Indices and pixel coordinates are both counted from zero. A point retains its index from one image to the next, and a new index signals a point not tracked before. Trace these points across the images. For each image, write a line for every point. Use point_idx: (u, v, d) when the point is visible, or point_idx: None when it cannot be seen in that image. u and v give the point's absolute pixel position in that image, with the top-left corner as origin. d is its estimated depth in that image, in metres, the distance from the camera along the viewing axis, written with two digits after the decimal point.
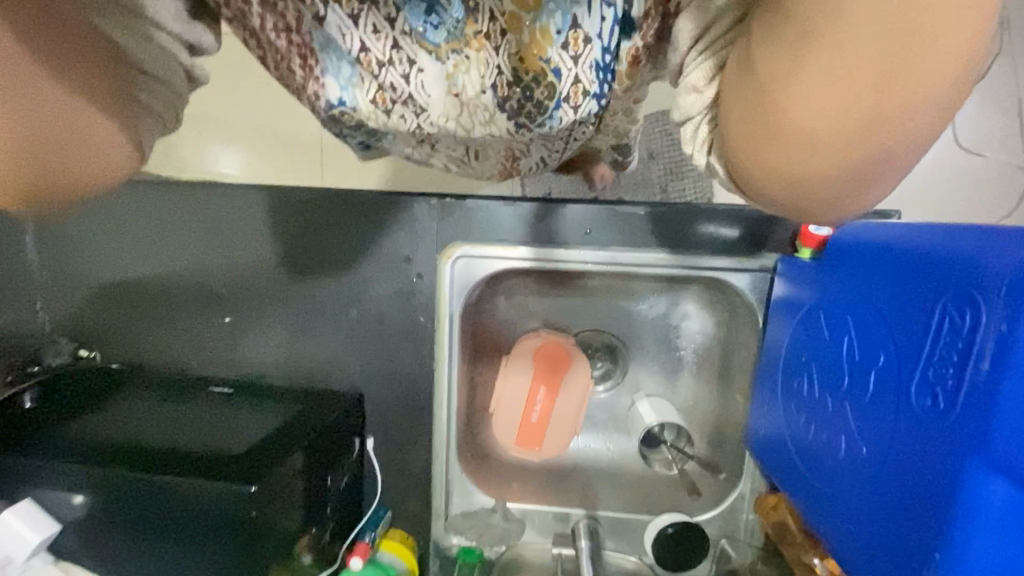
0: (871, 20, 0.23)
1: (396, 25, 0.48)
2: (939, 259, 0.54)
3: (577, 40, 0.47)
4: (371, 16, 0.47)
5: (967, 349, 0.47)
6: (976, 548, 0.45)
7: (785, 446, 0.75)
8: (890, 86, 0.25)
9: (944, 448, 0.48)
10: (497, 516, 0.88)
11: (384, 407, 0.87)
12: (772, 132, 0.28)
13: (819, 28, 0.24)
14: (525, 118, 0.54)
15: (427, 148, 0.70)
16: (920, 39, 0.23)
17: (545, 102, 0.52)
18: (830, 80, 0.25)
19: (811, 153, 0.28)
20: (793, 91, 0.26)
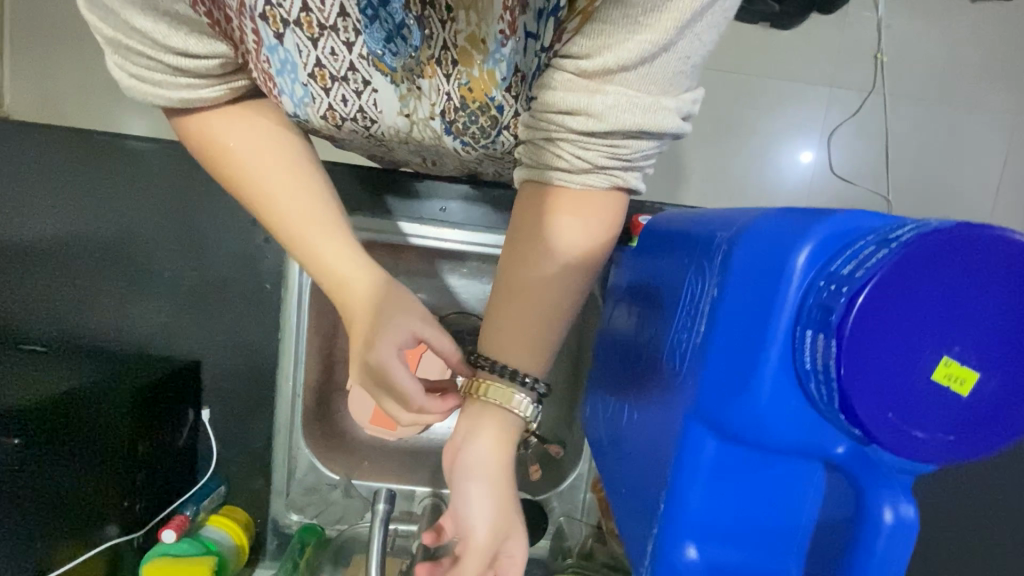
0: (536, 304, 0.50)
1: (355, 49, 0.50)
2: (702, 230, 0.49)
3: (518, 82, 0.52)
4: (330, 41, 0.50)
5: (696, 313, 0.43)
6: (693, 504, 0.41)
7: (600, 427, 0.68)
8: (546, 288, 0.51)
9: (675, 412, 0.44)
10: (339, 493, 0.87)
11: (225, 377, 0.84)
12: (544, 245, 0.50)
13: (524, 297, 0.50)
14: (470, 139, 0.59)
15: (386, 150, 0.71)
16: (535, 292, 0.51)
17: (489, 128, 0.57)
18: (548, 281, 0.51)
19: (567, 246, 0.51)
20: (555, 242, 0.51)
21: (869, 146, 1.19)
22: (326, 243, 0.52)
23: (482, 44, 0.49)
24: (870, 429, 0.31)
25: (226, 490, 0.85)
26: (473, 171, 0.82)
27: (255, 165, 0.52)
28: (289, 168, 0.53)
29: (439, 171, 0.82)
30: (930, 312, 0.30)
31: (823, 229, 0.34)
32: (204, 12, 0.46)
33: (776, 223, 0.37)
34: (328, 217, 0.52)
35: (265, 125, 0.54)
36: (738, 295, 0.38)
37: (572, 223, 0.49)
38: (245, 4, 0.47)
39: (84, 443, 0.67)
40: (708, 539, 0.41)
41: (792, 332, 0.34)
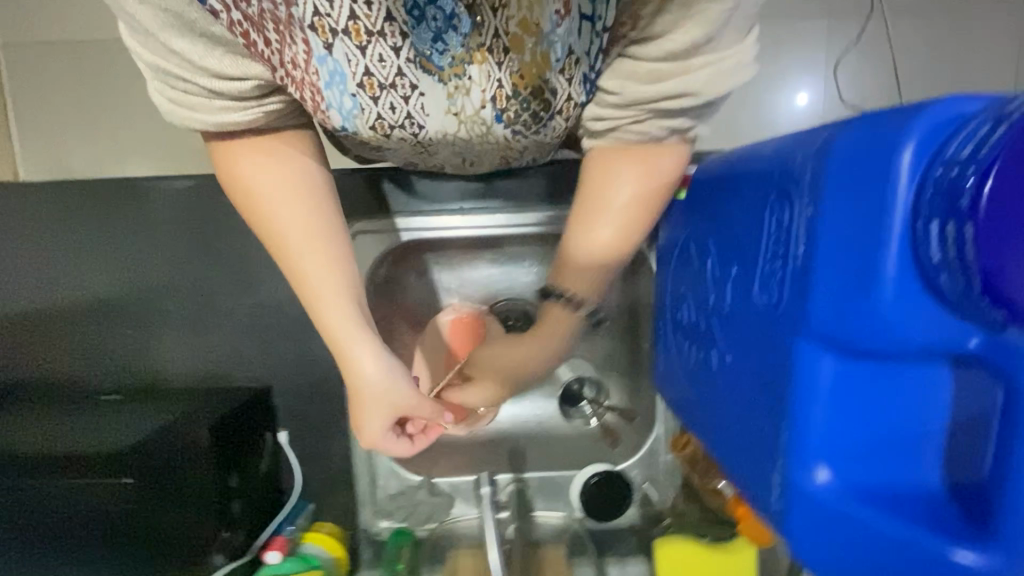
0: (612, 246, 0.59)
1: (402, 53, 0.51)
2: (764, 158, 0.48)
3: (571, 64, 0.54)
4: (378, 47, 0.51)
5: (786, 239, 0.42)
6: (818, 425, 0.40)
7: (681, 382, 0.67)
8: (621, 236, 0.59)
9: (779, 340, 0.43)
10: (424, 493, 0.88)
11: (295, 397, 0.85)
12: (608, 194, 0.58)
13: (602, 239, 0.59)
14: (522, 128, 0.59)
15: (426, 156, 0.71)
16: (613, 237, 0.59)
17: (542, 113, 0.58)
18: (620, 224, 0.58)
19: (625, 195, 0.58)
20: (621, 192, 0.58)
21: (882, 72, 1.17)
22: (330, 287, 0.57)
23: (536, 27, 0.50)
24: None
25: (314, 508, 0.87)
26: (506, 164, 0.81)
27: (278, 207, 0.56)
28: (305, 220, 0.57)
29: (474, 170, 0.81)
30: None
31: (925, 120, 0.33)
32: (242, 30, 0.50)
33: (862, 126, 0.36)
34: (335, 272, 0.57)
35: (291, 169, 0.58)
36: (839, 205, 0.37)
37: (625, 178, 0.58)
38: (294, 16, 0.50)
39: (169, 479, 0.68)
40: (841, 460, 0.41)
41: (911, 227, 0.34)
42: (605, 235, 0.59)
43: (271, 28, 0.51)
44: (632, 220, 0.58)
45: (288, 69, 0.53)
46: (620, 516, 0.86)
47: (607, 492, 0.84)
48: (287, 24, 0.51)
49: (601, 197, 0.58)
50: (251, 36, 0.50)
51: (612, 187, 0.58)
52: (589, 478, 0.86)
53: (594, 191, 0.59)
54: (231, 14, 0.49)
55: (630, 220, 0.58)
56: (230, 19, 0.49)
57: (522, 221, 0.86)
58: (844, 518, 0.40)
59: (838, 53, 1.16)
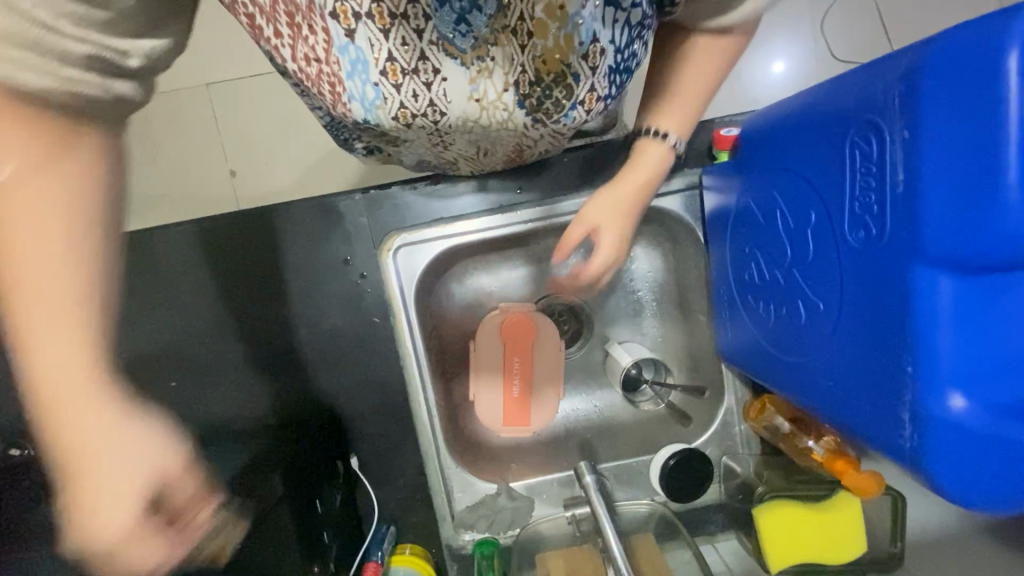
0: (682, 109, 0.64)
1: (425, 36, 0.48)
2: (832, 95, 0.47)
3: (596, 53, 0.50)
4: (401, 30, 0.47)
5: (880, 168, 0.41)
6: (947, 349, 0.39)
7: (756, 343, 0.66)
8: (692, 99, 0.63)
9: (884, 271, 0.43)
10: (503, 498, 0.87)
11: (360, 420, 0.84)
12: (674, 67, 0.61)
13: (672, 103, 0.64)
14: (543, 115, 0.57)
15: (441, 148, 0.70)
16: (682, 100, 0.63)
17: (564, 101, 0.54)
18: (686, 92, 0.63)
19: (689, 68, 0.60)
20: (687, 64, 0.60)
21: (869, 24, 1.19)
22: (57, 346, 0.37)
23: (561, 10, 0.46)
24: None
25: (395, 530, 0.85)
26: (519, 155, 0.79)
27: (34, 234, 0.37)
28: (69, 240, 0.37)
29: (490, 160, 0.78)
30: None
31: None
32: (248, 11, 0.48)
33: (947, 37, 0.36)
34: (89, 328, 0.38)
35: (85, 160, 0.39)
36: (938, 121, 0.36)
37: (693, 51, 0.59)
38: (315, 3, 0.45)
39: (285, 514, 0.67)
40: (976, 381, 0.39)
41: None
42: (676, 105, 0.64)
43: (285, 18, 0.47)
44: (689, 106, 0.64)
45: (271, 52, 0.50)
46: (703, 494, 0.86)
47: (689, 472, 0.83)
48: (307, 12, 0.46)
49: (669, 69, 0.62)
50: (260, 20, 0.48)
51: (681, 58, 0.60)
52: (666, 460, 0.84)
53: (664, 60, 0.62)
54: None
55: (688, 105, 0.64)
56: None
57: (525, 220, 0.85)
58: (984, 438, 0.39)
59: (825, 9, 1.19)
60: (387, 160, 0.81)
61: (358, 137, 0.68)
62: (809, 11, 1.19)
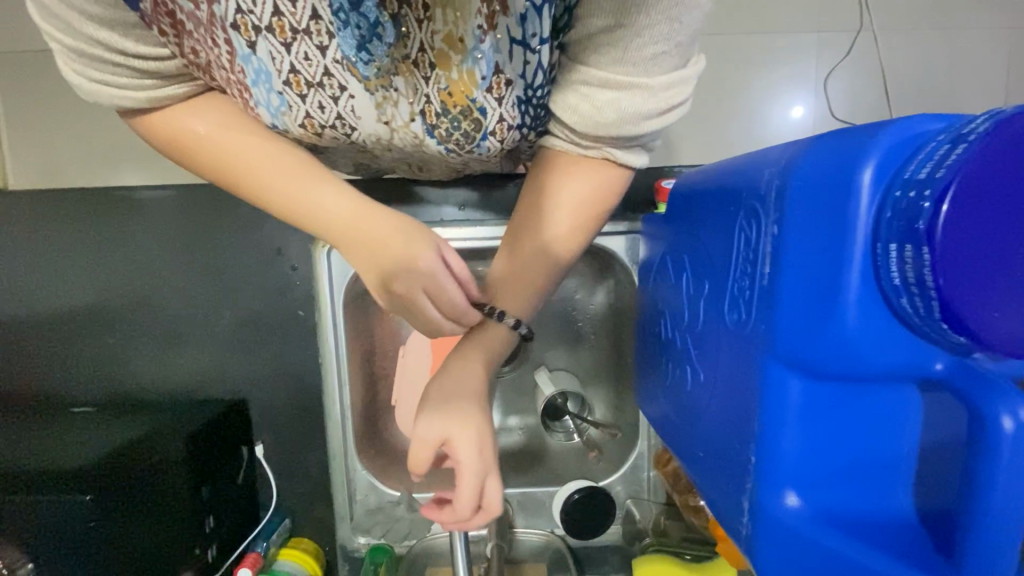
0: (559, 241, 0.55)
1: (329, 54, 0.48)
2: (733, 173, 0.47)
3: (500, 84, 0.51)
4: (304, 45, 0.48)
5: (754, 256, 0.42)
6: (787, 446, 0.40)
7: (658, 398, 0.66)
8: (572, 232, 0.56)
9: (747, 357, 0.43)
10: (402, 508, 0.86)
11: (273, 408, 0.84)
12: (549, 201, 0.56)
13: (543, 235, 0.55)
14: (454, 145, 0.57)
15: (370, 158, 0.69)
16: (558, 229, 0.55)
17: (473, 133, 0.55)
18: (567, 219, 0.55)
19: (566, 200, 0.55)
20: (564, 194, 0.55)
21: (865, 91, 1.19)
22: (327, 195, 0.49)
23: (461, 43, 0.47)
24: (975, 332, 0.30)
25: (289, 523, 0.86)
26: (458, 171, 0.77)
27: (225, 142, 0.51)
28: (300, 169, 0.50)
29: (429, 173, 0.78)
30: (1013, 208, 0.29)
31: (887, 140, 0.32)
32: (169, 10, 0.46)
33: (823, 142, 0.36)
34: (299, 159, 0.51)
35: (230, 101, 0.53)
36: (800, 222, 0.36)
37: (576, 182, 0.56)
38: (216, 15, 0.46)
39: (161, 496, 0.68)
40: (808, 480, 0.40)
41: (871, 249, 0.33)
42: (556, 231, 0.55)
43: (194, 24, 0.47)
44: (570, 236, 0.56)
45: (190, 58, 0.49)
46: (603, 534, 0.85)
47: (590, 510, 0.83)
48: (208, 24, 0.47)
49: (539, 204, 0.56)
50: (180, 18, 0.47)
51: (553, 192, 0.56)
52: (571, 495, 0.84)
53: (532, 202, 0.57)
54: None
55: (569, 235, 0.56)
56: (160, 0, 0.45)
57: (470, 235, 0.83)
58: (808, 540, 0.39)
59: (825, 69, 1.18)
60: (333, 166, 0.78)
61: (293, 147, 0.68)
62: (810, 68, 1.18)
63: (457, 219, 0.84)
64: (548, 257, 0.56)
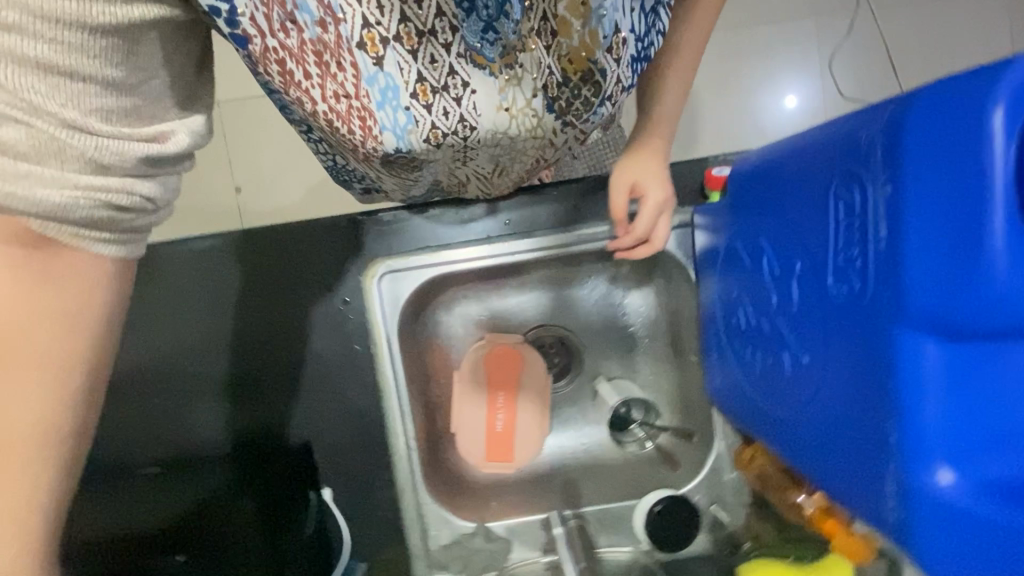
0: (653, 168, 0.75)
1: (453, 50, 0.49)
2: (817, 143, 0.45)
3: (618, 43, 0.53)
4: (429, 48, 0.49)
5: (863, 222, 0.40)
6: (933, 417, 0.37)
7: (745, 391, 0.63)
8: (659, 160, 0.75)
9: (868, 329, 0.40)
10: (479, 539, 0.85)
11: (337, 449, 0.80)
12: (641, 143, 0.76)
13: (643, 164, 0.75)
14: (573, 117, 0.59)
15: (458, 168, 0.70)
16: (651, 161, 0.75)
17: (592, 99, 0.57)
18: (654, 153, 0.75)
19: (653, 139, 0.75)
20: (652, 135, 0.76)
21: None
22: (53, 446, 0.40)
23: (584, 6, 0.49)
24: None
25: (366, 566, 0.80)
26: (533, 172, 0.79)
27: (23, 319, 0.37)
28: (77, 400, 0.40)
29: (501, 180, 0.78)
30: None
31: (1014, 78, 0.31)
32: (277, 59, 0.43)
33: (931, 89, 0.34)
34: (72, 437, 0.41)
35: (79, 288, 0.39)
36: (922, 178, 0.34)
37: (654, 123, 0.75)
38: (343, 37, 0.46)
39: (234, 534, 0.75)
40: (963, 453, 0.37)
41: (1016, 193, 0.31)
42: (645, 162, 0.75)
43: (313, 58, 0.46)
44: (655, 162, 0.75)
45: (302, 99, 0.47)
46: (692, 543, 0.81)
47: (675, 519, 0.79)
48: (335, 48, 0.46)
49: (640, 145, 0.75)
50: (288, 65, 0.44)
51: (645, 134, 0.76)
52: (652, 506, 0.81)
53: (635, 145, 0.76)
54: (266, 42, 0.41)
55: (655, 161, 0.75)
56: (264, 49, 0.42)
57: (517, 249, 0.84)
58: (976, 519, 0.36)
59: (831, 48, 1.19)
60: (383, 190, 0.79)
61: (367, 171, 0.67)
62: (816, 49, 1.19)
63: (507, 233, 0.84)
64: (653, 178, 0.75)
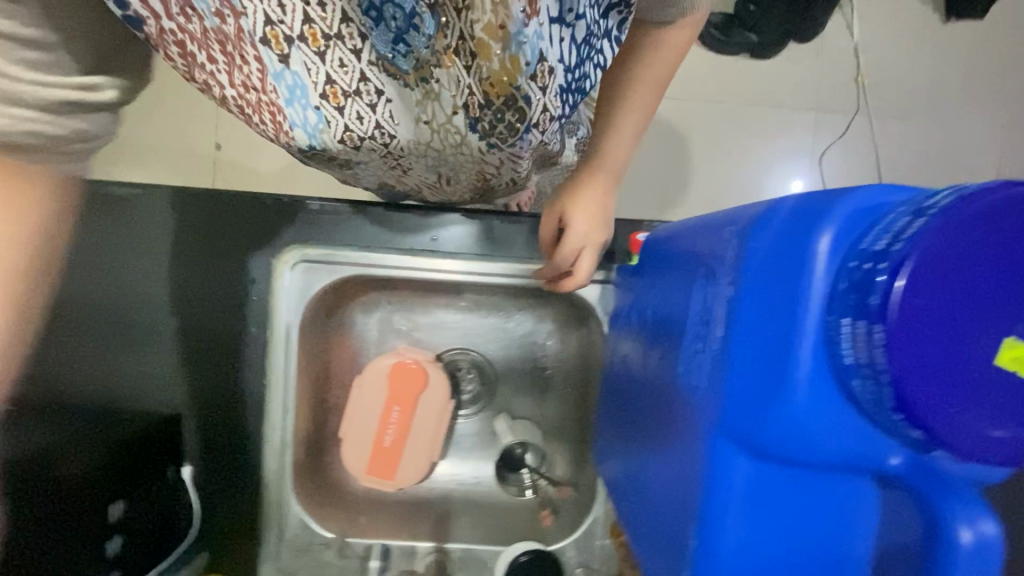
0: (598, 195, 0.72)
1: (363, 57, 0.49)
2: (697, 230, 0.45)
3: (545, 72, 0.45)
4: (338, 51, 0.48)
5: (708, 318, 0.39)
6: (729, 534, 0.36)
7: (612, 459, 0.62)
8: (605, 188, 0.72)
9: (694, 429, 0.40)
10: (332, 553, 0.81)
11: (206, 429, 0.77)
12: (593, 166, 0.72)
13: (589, 188, 0.72)
14: (498, 140, 0.53)
15: (398, 173, 0.69)
16: (598, 187, 0.72)
17: (516, 125, 0.50)
18: (604, 179, 0.72)
19: (605, 163, 0.72)
20: (605, 158, 0.72)
21: None
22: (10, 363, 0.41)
23: (501, 30, 0.42)
24: (929, 422, 0.30)
25: (207, 557, 0.78)
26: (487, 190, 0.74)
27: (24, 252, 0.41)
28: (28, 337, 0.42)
29: (455, 188, 0.74)
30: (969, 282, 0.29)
31: (845, 209, 0.31)
32: (174, 41, 0.44)
33: (781, 202, 0.35)
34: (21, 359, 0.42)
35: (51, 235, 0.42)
36: (755, 288, 0.34)
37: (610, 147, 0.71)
38: (244, 30, 0.45)
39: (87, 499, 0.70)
40: (745, 573, 0.37)
41: (827, 323, 0.32)
42: (590, 190, 0.72)
43: (216, 47, 0.46)
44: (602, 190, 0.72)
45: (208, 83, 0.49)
46: None
47: None
48: (237, 41, 0.46)
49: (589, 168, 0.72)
50: (188, 48, 0.45)
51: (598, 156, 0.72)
52: (517, 557, 0.78)
53: (584, 166, 0.73)
54: (162, 24, 0.42)
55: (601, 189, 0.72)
56: (162, 29, 0.43)
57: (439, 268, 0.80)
58: None
59: None
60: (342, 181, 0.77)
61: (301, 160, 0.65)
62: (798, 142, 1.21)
63: (428, 252, 0.79)
64: (597, 207, 0.72)
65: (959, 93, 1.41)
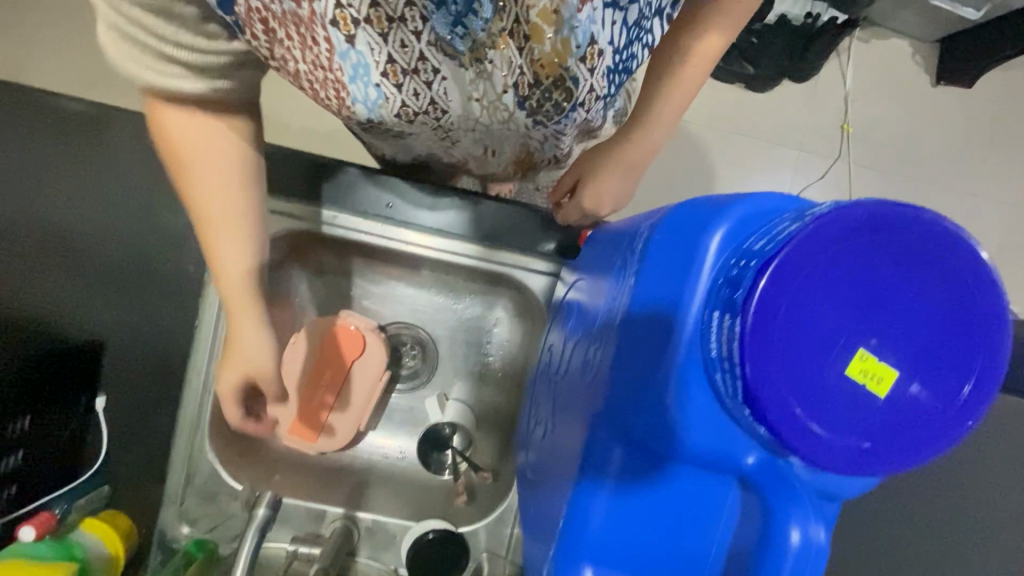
0: (623, 175, 0.73)
1: (424, 38, 0.47)
2: (624, 233, 0.50)
3: (594, 55, 0.49)
4: (399, 32, 0.47)
5: (615, 309, 0.43)
6: (597, 508, 0.39)
7: (525, 448, 0.65)
8: (632, 169, 0.73)
9: (586, 410, 0.43)
10: (238, 504, 0.78)
11: (133, 358, 0.78)
12: (626, 146, 0.71)
13: (615, 167, 0.73)
14: (543, 117, 0.56)
15: (444, 145, 0.67)
16: (626, 168, 0.72)
17: (564, 103, 0.54)
18: (636, 160, 0.72)
19: (638, 144, 0.71)
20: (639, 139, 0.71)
21: None
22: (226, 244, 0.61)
23: (555, 14, 0.45)
24: (772, 417, 0.33)
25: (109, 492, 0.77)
26: (529, 167, 0.74)
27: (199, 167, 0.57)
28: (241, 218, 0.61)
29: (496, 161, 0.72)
30: (829, 295, 0.33)
31: (733, 216, 0.36)
32: (261, 18, 0.45)
33: (687, 207, 0.40)
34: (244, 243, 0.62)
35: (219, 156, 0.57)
36: (654, 280, 0.39)
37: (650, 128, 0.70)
38: (316, 12, 0.45)
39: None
40: (607, 547, 0.39)
41: (704, 315, 0.36)
42: (616, 169, 0.73)
43: (293, 27, 0.46)
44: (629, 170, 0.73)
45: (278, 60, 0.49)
46: None
47: (438, 553, 0.77)
48: (308, 22, 0.46)
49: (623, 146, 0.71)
50: (271, 23, 0.45)
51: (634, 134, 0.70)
52: (425, 533, 0.78)
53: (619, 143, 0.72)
54: (251, 3, 0.43)
55: (629, 169, 0.73)
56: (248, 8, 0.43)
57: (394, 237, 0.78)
58: None
59: None
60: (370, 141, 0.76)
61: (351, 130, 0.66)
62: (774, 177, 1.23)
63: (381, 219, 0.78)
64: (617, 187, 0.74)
65: (939, 156, 1.45)
